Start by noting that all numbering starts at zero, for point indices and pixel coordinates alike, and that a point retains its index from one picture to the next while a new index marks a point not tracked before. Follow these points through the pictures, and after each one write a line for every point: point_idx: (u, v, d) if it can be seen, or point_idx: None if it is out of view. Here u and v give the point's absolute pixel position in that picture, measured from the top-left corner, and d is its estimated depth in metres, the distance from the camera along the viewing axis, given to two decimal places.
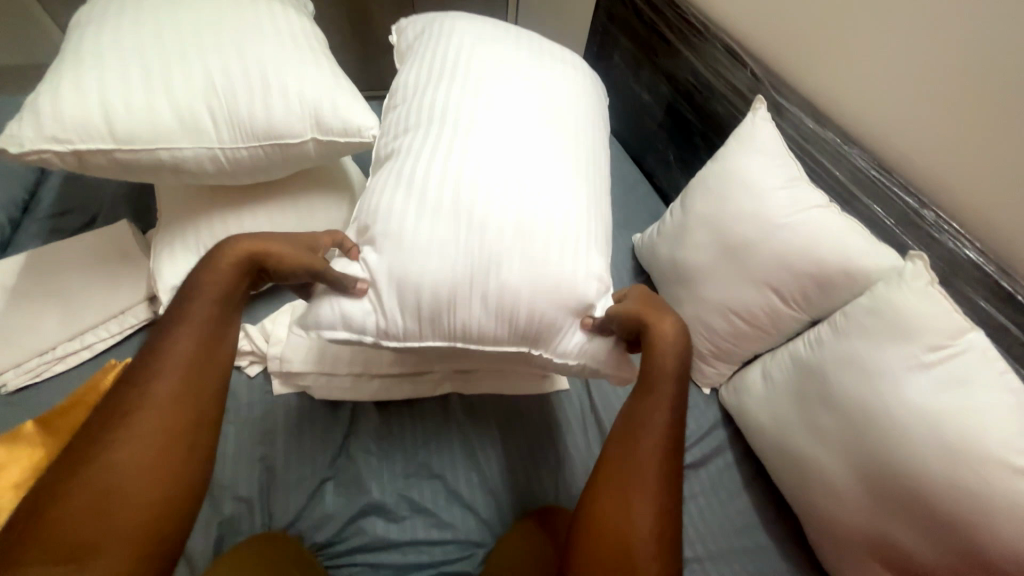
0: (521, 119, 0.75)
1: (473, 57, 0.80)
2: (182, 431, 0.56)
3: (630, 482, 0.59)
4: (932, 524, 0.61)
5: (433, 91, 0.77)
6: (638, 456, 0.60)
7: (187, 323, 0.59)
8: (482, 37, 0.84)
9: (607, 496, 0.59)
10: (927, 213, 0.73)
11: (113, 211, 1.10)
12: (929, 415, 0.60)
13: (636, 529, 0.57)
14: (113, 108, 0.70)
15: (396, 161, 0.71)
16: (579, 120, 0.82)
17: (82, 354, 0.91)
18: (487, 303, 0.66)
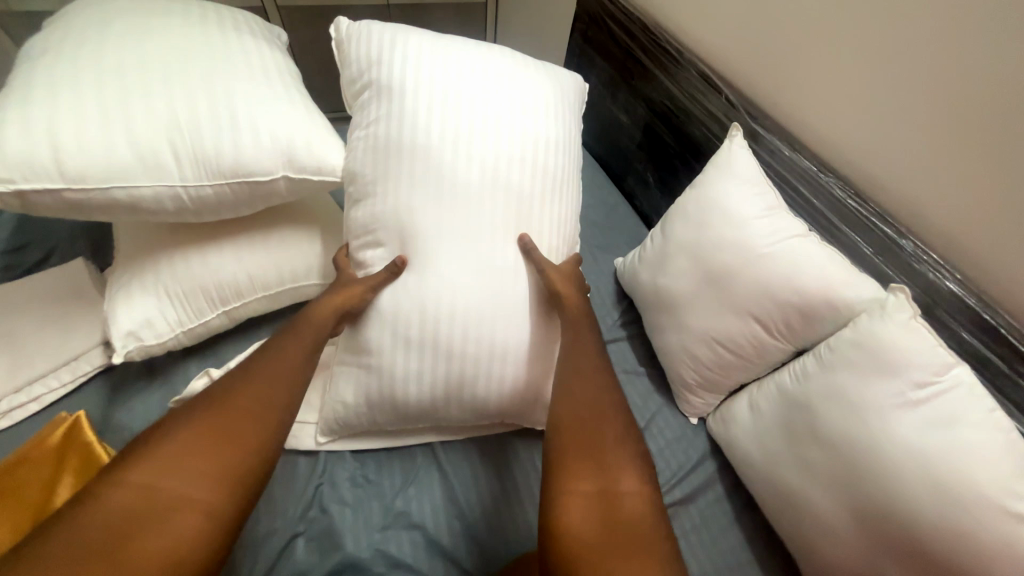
0: (475, 214, 0.79)
1: (440, 126, 0.79)
2: (227, 449, 0.59)
3: (594, 406, 0.70)
4: (929, 567, 0.58)
5: (403, 169, 0.78)
6: (591, 388, 0.73)
7: (277, 350, 0.70)
8: (446, 93, 0.80)
9: (580, 422, 0.68)
10: (906, 243, 0.73)
11: (70, 247, 1.04)
12: (919, 453, 0.59)
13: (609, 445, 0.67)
14: (64, 145, 0.65)
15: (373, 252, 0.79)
16: (548, 186, 0.85)
17: (30, 407, 0.84)
18: (458, 399, 0.79)
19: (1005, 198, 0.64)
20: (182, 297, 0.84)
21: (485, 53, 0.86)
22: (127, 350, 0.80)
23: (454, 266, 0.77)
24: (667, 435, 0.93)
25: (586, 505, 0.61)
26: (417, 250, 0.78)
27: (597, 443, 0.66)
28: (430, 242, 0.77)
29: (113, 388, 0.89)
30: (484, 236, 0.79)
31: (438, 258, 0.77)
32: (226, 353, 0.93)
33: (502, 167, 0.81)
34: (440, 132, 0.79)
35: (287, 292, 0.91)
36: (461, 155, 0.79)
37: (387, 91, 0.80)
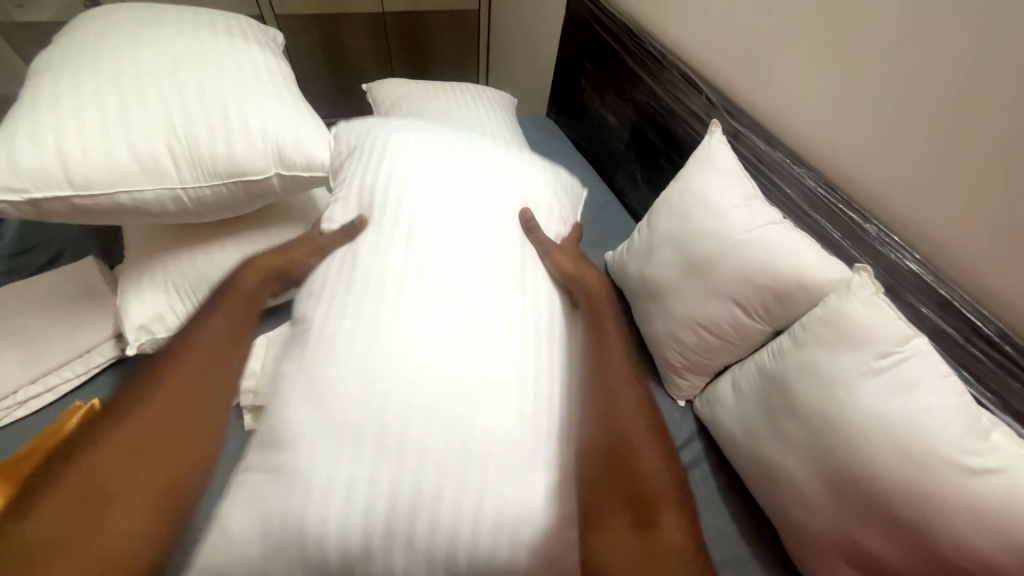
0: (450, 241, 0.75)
1: (412, 207, 0.76)
2: (180, 432, 0.62)
3: (618, 416, 0.70)
4: (896, 526, 0.63)
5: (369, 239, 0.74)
6: (615, 399, 0.72)
7: (194, 347, 0.70)
8: (431, 173, 0.81)
9: (612, 437, 0.68)
10: (870, 228, 0.78)
11: (79, 246, 1.08)
12: (882, 418, 0.64)
13: (642, 461, 0.66)
14: (70, 153, 0.69)
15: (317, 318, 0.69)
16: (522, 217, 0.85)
17: (46, 398, 0.88)
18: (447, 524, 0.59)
19: (955, 183, 0.70)
20: (189, 291, 0.88)
21: (473, 147, 0.88)
22: (139, 342, 0.84)
23: (410, 370, 0.63)
24: None
25: (618, 515, 0.61)
26: (365, 331, 0.65)
27: (629, 454, 0.66)
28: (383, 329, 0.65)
29: (124, 379, 0.92)
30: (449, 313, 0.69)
31: (389, 367, 0.63)
32: None
33: (476, 246, 0.76)
34: (410, 224, 0.75)
35: None
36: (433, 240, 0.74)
37: (374, 172, 0.80)
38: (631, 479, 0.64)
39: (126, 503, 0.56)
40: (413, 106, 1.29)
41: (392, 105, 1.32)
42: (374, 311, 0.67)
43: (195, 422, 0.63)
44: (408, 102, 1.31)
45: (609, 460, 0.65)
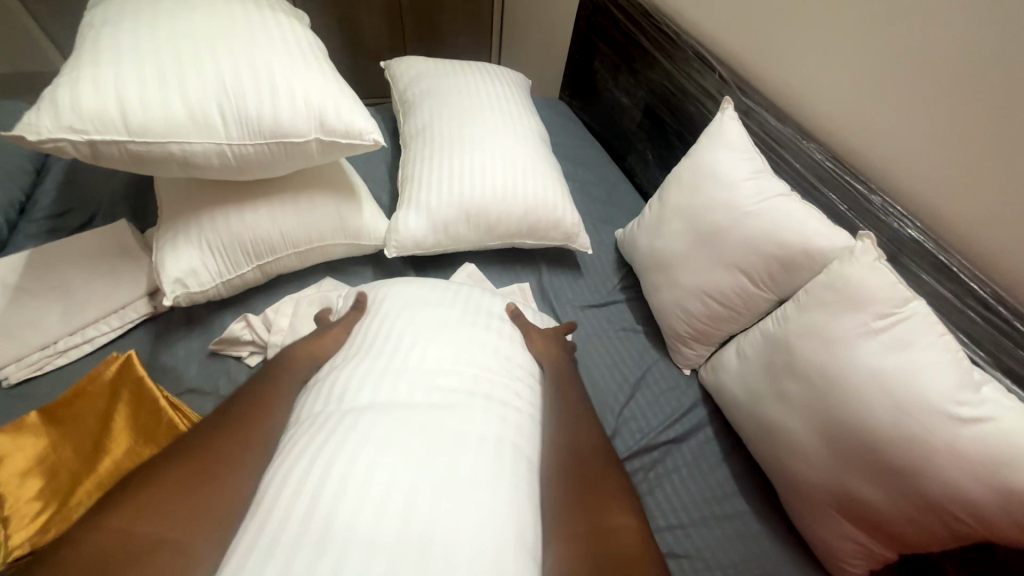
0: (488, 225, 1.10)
1: (416, 338, 0.74)
2: (216, 453, 0.62)
3: (599, 452, 0.72)
4: (888, 474, 0.67)
5: (372, 361, 0.71)
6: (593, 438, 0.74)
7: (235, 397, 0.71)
8: (432, 307, 0.81)
9: (584, 483, 0.67)
10: (876, 198, 0.81)
11: (111, 210, 1.13)
12: (880, 374, 0.67)
13: (611, 518, 0.63)
14: (128, 101, 0.73)
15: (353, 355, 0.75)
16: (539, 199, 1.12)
17: (84, 348, 0.93)
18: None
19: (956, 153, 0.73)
20: (221, 250, 0.92)
21: (509, 165, 1.14)
22: (175, 295, 0.89)
23: (391, 480, 0.56)
24: (662, 384, 1.02)
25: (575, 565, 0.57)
26: (345, 439, 0.60)
27: (605, 502, 0.65)
28: (371, 426, 0.61)
29: (157, 334, 0.97)
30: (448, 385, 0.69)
31: (365, 484, 0.55)
32: (259, 306, 1.02)
33: (473, 359, 0.74)
34: (411, 352, 0.72)
35: (315, 251, 1.03)
36: (432, 348, 0.73)
37: (373, 327, 0.79)
38: (598, 531, 0.61)
39: (174, 534, 0.53)
40: (429, 84, 1.32)
41: (408, 84, 1.35)
42: (362, 418, 0.62)
43: (223, 457, 0.62)
44: (425, 80, 1.34)
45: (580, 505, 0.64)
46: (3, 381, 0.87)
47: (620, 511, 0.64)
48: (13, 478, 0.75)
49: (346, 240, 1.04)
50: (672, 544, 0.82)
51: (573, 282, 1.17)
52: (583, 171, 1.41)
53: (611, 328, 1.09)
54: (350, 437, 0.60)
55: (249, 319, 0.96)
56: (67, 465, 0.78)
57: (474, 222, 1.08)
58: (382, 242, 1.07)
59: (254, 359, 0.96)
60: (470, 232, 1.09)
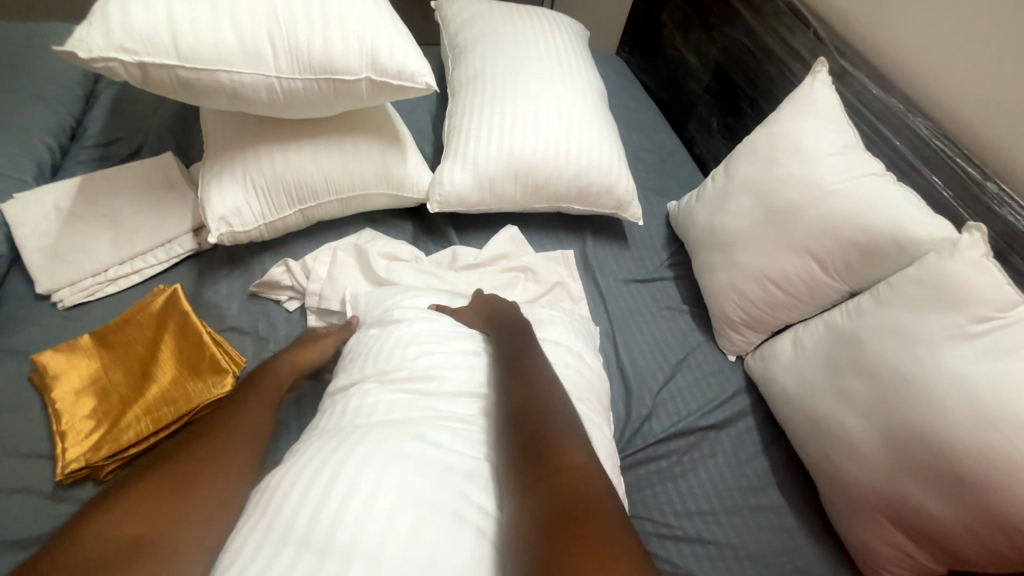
0: (536, 186, 1.03)
1: (428, 357, 0.72)
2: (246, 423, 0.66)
3: (542, 389, 0.67)
4: (960, 488, 0.62)
5: (392, 378, 0.69)
6: (543, 379, 0.69)
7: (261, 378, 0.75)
8: (451, 330, 0.78)
9: (527, 426, 0.62)
10: (991, 186, 0.72)
11: (157, 142, 1.12)
12: (969, 382, 0.61)
13: (565, 450, 0.59)
14: (179, 23, 0.69)
15: (360, 354, 0.76)
16: (592, 161, 1.05)
17: (133, 279, 0.94)
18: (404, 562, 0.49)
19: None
20: (265, 190, 0.90)
21: (563, 122, 1.06)
22: (219, 233, 0.88)
23: (400, 488, 0.55)
24: (705, 368, 0.98)
25: (537, 506, 0.53)
26: (352, 448, 0.58)
27: (557, 437, 0.60)
28: (382, 436, 0.60)
29: (201, 272, 0.98)
30: (460, 407, 0.68)
31: (375, 488, 0.54)
32: (299, 252, 1.00)
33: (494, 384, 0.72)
34: (426, 370, 0.70)
35: (357, 199, 1.00)
36: (450, 372, 0.71)
37: (388, 337, 0.76)
38: (549, 464, 0.57)
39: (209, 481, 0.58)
40: (482, 28, 1.23)
41: (459, 28, 1.26)
42: (373, 431, 0.61)
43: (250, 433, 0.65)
44: (478, 24, 1.25)
45: (529, 446, 0.60)
46: (59, 304, 0.89)
47: (565, 439, 0.60)
48: (69, 396, 0.79)
49: (388, 191, 1.00)
50: (701, 529, 0.81)
51: (619, 254, 1.11)
52: (638, 135, 1.30)
53: (655, 306, 1.04)
54: (360, 446, 0.58)
55: (289, 264, 0.95)
56: (117, 389, 0.81)
57: (522, 182, 1.02)
58: (425, 195, 1.03)
59: (292, 304, 0.96)
60: (515, 192, 1.03)
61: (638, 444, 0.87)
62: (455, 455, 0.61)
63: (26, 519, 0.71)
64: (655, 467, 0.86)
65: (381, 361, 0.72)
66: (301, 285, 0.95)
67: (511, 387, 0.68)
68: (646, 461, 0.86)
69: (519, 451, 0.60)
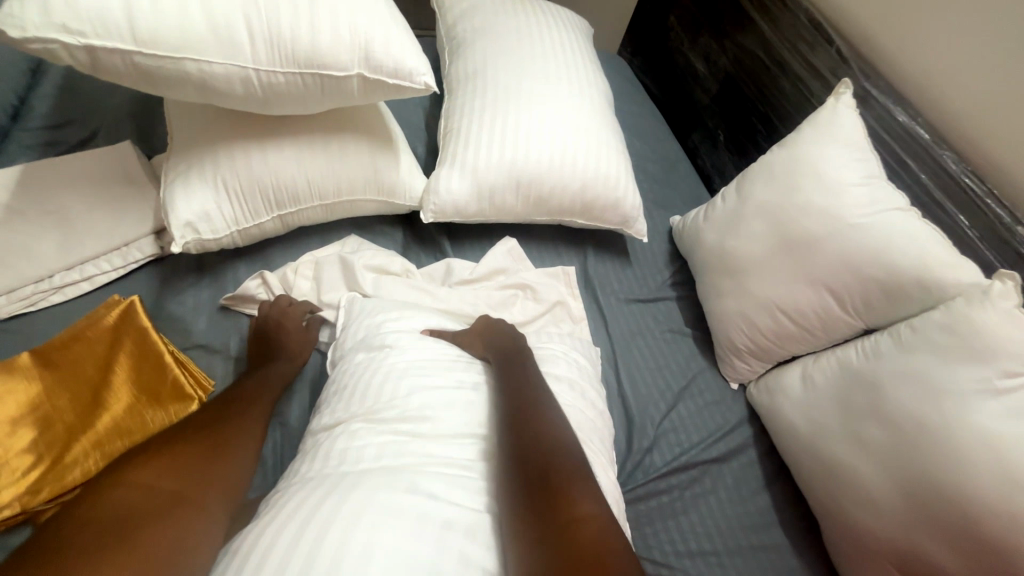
0: (539, 198, 0.96)
1: (423, 395, 0.65)
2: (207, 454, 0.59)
3: (546, 429, 0.61)
4: (981, 549, 0.60)
5: (383, 417, 0.62)
6: (547, 414, 0.64)
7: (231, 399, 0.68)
8: (445, 360, 0.71)
9: (529, 470, 0.57)
10: (1020, 229, 0.69)
11: (114, 128, 1.00)
12: (997, 440, 0.59)
13: (572, 501, 0.54)
14: (138, 1, 0.58)
15: (344, 386, 0.68)
16: (598, 173, 0.98)
17: (83, 287, 0.84)
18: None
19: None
20: (239, 194, 0.80)
21: (569, 129, 0.99)
22: (185, 241, 0.78)
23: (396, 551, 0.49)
24: (707, 396, 0.94)
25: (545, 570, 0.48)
26: (338, 504, 0.52)
27: (565, 484, 0.55)
28: (372, 490, 0.54)
29: (163, 279, 0.87)
30: (456, 451, 0.61)
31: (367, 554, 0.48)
32: (276, 261, 0.91)
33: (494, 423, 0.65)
34: (420, 409, 0.63)
35: (343, 205, 0.91)
36: (445, 410, 0.64)
37: (377, 368, 0.68)
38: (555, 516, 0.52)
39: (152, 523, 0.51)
40: (482, 20, 1.14)
41: (457, 19, 1.17)
42: (361, 484, 0.54)
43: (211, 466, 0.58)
44: (479, 14, 1.15)
45: (531, 498, 0.54)
46: None
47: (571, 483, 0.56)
48: (3, 426, 0.68)
49: (378, 197, 0.91)
50: (703, 570, 0.78)
51: (621, 271, 1.05)
52: (642, 144, 1.25)
53: (658, 328, 1.00)
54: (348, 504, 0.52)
55: (265, 275, 0.86)
56: (62, 418, 0.71)
57: (525, 194, 0.95)
58: (418, 203, 0.94)
59: None
60: (517, 204, 0.96)
61: (640, 478, 0.83)
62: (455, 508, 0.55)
63: None
64: (657, 502, 0.82)
65: (369, 397, 0.65)
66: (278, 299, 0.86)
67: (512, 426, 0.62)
68: (648, 497, 0.82)
69: (523, 502, 0.54)
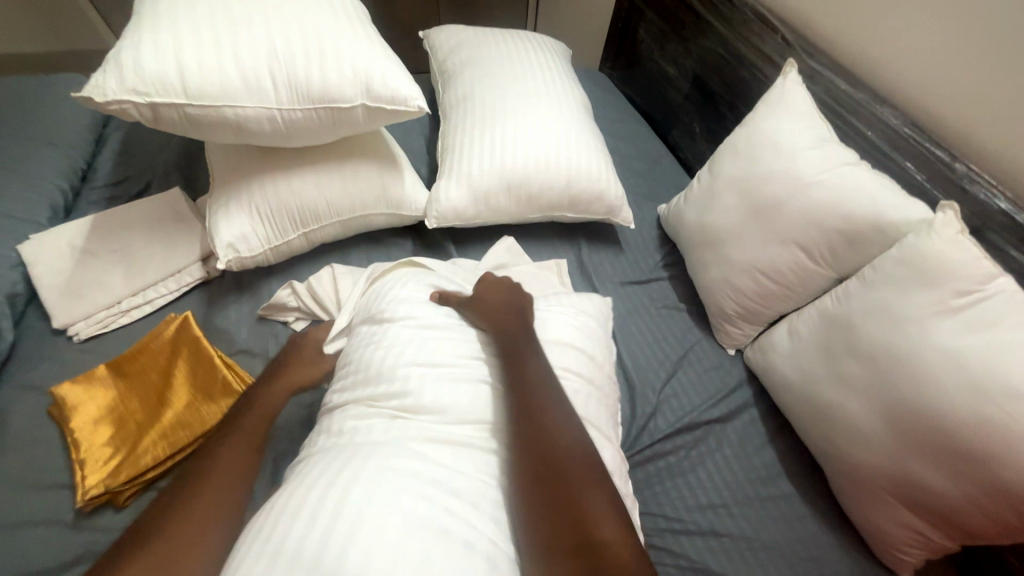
0: (531, 198, 1.07)
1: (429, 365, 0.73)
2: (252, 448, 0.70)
3: (548, 411, 0.68)
4: (963, 463, 0.64)
5: (391, 391, 0.69)
6: (557, 410, 0.68)
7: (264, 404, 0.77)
8: (446, 334, 0.77)
9: (541, 465, 0.63)
10: (960, 166, 0.77)
11: (165, 178, 1.17)
12: (958, 356, 0.64)
13: (584, 506, 0.59)
14: (187, 66, 0.74)
15: (352, 356, 0.77)
16: (583, 170, 1.09)
17: (145, 309, 0.98)
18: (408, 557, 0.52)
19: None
20: (270, 217, 0.94)
21: (552, 135, 1.11)
22: (227, 259, 0.92)
23: (406, 514, 0.55)
24: (706, 363, 0.99)
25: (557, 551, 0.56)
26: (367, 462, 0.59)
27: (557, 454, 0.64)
28: (389, 458, 0.60)
29: (211, 298, 1.01)
30: (463, 423, 0.68)
31: (381, 515, 0.54)
32: (304, 274, 1.04)
33: (497, 399, 0.71)
34: (424, 382, 0.69)
35: (357, 220, 1.03)
36: (445, 385, 0.70)
37: (378, 343, 0.75)
38: (569, 514, 0.59)
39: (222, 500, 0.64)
40: (467, 54, 1.29)
41: (446, 56, 1.33)
42: (386, 447, 0.62)
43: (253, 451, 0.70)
44: (465, 49, 1.31)
45: (546, 492, 0.61)
46: (75, 337, 0.92)
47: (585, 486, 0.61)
48: (87, 424, 0.81)
49: (388, 210, 1.04)
50: (714, 522, 0.81)
51: (614, 258, 1.14)
52: (625, 145, 1.35)
53: (653, 306, 1.06)
54: (372, 468, 0.59)
55: (295, 286, 0.99)
56: (134, 416, 0.84)
57: (516, 195, 1.07)
58: (423, 212, 1.06)
59: (300, 324, 0.99)
60: (510, 204, 1.07)
61: (646, 441, 0.88)
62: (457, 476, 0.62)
63: (50, 546, 0.73)
64: (665, 462, 0.87)
65: (372, 366, 0.72)
66: (308, 306, 0.97)
67: (520, 408, 0.68)
68: (655, 458, 0.87)
69: (534, 492, 0.61)
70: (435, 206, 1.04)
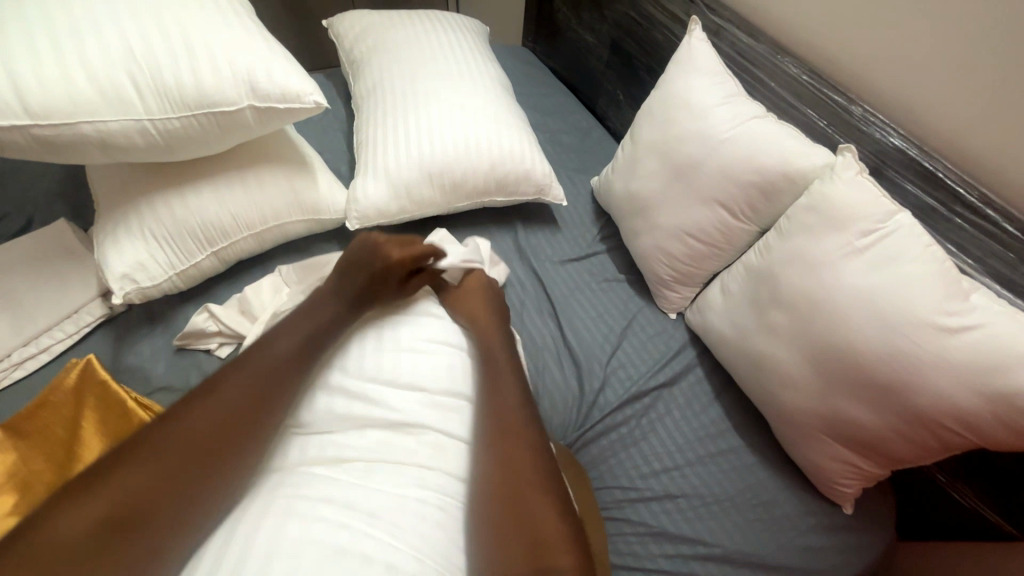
0: (459, 182, 1.03)
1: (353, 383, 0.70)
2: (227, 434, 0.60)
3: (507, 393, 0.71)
4: (876, 392, 0.67)
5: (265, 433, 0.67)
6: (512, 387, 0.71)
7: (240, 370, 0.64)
8: None
9: (507, 480, 0.62)
10: (855, 108, 0.80)
11: (48, 211, 1.05)
12: (868, 292, 0.66)
13: (532, 483, 0.62)
14: (24, 80, 0.65)
15: None
16: (508, 146, 1.06)
17: (41, 359, 0.87)
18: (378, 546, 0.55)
19: (923, 58, 0.73)
20: (169, 239, 0.86)
21: (471, 113, 1.07)
22: (125, 292, 0.84)
23: (321, 542, 0.54)
24: (647, 330, 0.99)
25: (507, 540, 0.58)
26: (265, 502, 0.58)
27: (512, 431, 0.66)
28: (295, 488, 0.60)
29: (118, 336, 0.92)
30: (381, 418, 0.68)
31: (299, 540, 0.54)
32: (221, 295, 0.96)
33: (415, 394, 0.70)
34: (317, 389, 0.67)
35: (272, 232, 0.96)
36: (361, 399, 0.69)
37: None
38: (521, 503, 0.60)
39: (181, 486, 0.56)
40: (372, 40, 1.22)
41: (352, 44, 1.24)
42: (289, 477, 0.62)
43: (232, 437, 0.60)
44: (372, 35, 1.23)
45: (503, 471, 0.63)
46: None
47: (540, 503, 0.60)
48: None
49: (304, 216, 0.97)
50: (670, 486, 0.83)
51: (551, 236, 1.11)
52: (553, 120, 1.32)
53: (594, 281, 1.05)
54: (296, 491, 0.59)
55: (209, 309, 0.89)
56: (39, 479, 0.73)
57: (442, 184, 1.02)
58: (343, 213, 1.00)
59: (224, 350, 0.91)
60: (436, 194, 1.03)
61: (596, 416, 0.88)
62: (374, 497, 0.61)
63: None
64: (616, 435, 0.87)
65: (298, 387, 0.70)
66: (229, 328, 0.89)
67: (498, 419, 0.68)
68: (608, 431, 0.87)
69: (496, 466, 0.64)
70: (354, 202, 0.98)
